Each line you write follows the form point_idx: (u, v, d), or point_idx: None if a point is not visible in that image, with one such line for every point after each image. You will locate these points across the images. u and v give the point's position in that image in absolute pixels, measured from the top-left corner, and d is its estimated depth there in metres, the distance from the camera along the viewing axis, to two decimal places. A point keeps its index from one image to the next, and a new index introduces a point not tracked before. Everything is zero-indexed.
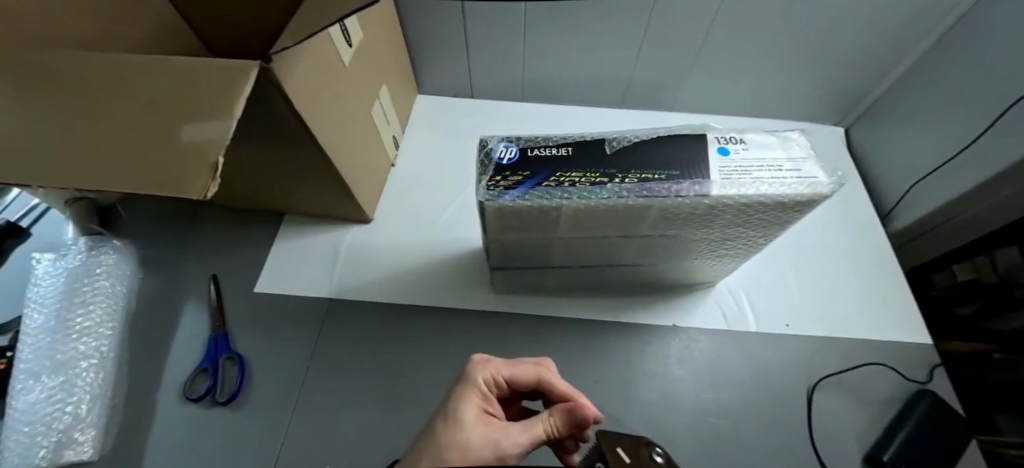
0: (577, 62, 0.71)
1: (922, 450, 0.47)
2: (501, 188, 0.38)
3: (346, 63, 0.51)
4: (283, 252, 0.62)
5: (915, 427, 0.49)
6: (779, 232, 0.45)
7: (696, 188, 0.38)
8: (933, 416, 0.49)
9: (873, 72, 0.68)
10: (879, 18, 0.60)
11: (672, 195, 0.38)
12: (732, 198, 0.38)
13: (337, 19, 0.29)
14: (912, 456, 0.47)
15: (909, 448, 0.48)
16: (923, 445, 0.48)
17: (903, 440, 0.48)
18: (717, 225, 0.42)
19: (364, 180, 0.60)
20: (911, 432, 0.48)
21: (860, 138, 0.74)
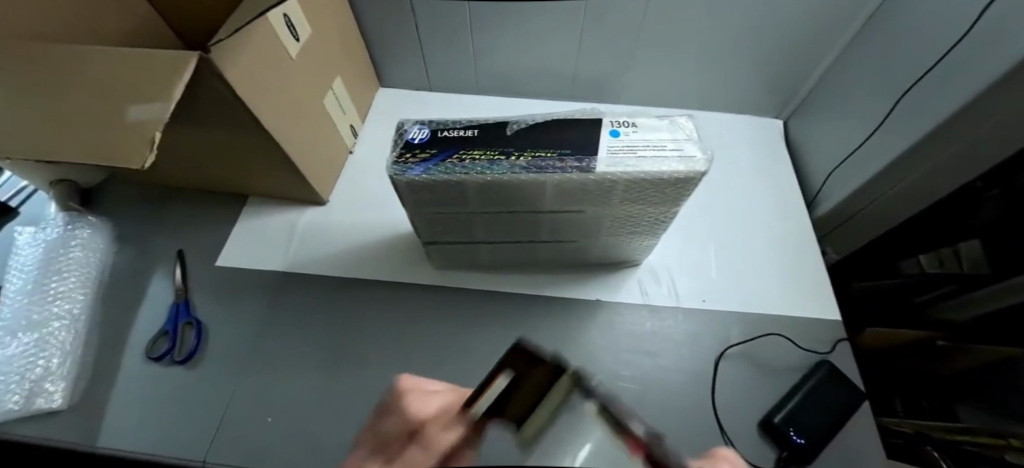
0: (524, 57, 0.75)
1: (811, 416, 0.51)
2: (408, 163, 0.42)
3: (294, 57, 0.56)
4: (244, 230, 0.67)
5: (808, 395, 0.52)
6: (673, 209, 0.49)
7: (582, 165, 0.42)
8: (826, 385, 0.53)
9: (802, 67, 0.72)
10: (799, 14, 0.64)
11: (560, 171, 0.42)
12: (617, 175, 0.43)
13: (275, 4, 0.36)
14: (803, 421, 0.50)
15: (801, 413, 0.51)
16: (813, 411, 0.51)
17: (795, 407, 0.51)
18: (612, 201, 0.47)
19: (316, 165, 0.65)
20: (804, 400, 0.52)
21: (795, 130, 0.78)
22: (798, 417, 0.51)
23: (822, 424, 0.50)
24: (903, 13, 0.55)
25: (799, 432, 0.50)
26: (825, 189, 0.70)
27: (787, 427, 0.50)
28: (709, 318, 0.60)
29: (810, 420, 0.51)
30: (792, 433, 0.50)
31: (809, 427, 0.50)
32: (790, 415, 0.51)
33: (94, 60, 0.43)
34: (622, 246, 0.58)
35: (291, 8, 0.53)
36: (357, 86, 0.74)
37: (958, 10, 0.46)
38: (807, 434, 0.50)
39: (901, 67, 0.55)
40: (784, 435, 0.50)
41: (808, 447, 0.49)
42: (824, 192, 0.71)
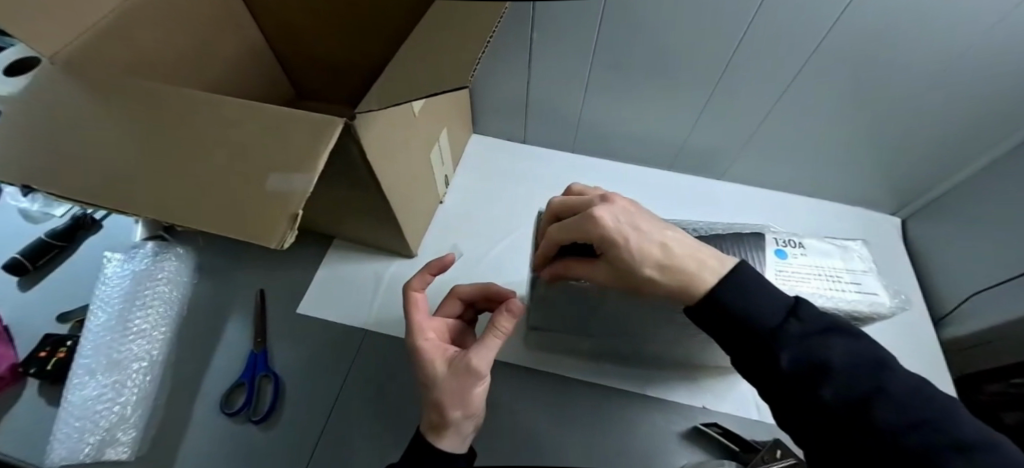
0: (632, 122, 0.71)
1: (862, 356, 0.29)
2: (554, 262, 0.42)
3: (416, 112, 0.54)
4: (328, 276, 0.64)
5: (815, 321, 0.31)
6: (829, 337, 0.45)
7: None
8: (830, 323, 0.31)
9: (937, 171, 0.66)
10: (956, 117, 0.58)
11: None
12: None
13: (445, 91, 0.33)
14: (851, 375, 0.29)
15: (757, 312, 0.31)
16: (857, 350, 0.29)
17: (832, 354, 0.29)
18: None
19: (412, 220, 0.62)
20: (857, 334, 0.30)
21: (919, 233, 0.72)
22: (842, 363, 0.29)
23: (883, 380, 0.28)
24: None
25: (883, 383, 0.28)
26: (961, 312, 0.63)
27: (819, 374, 0.29)
28: None
29: (894, 392, 0.28)
30: (843, 395, 0.29)
31: (871, 368, 0.29)
32: (806, 349, 0.30)
33: (237, 115, 0.40)
34: None
35: None
36: (458, 136, 0.72)
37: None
38: (871, 402, 0.28)
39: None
40: (848, 400, 0.28)
41: (846, 415, 0.28)
42: (956, 312, 0.64)
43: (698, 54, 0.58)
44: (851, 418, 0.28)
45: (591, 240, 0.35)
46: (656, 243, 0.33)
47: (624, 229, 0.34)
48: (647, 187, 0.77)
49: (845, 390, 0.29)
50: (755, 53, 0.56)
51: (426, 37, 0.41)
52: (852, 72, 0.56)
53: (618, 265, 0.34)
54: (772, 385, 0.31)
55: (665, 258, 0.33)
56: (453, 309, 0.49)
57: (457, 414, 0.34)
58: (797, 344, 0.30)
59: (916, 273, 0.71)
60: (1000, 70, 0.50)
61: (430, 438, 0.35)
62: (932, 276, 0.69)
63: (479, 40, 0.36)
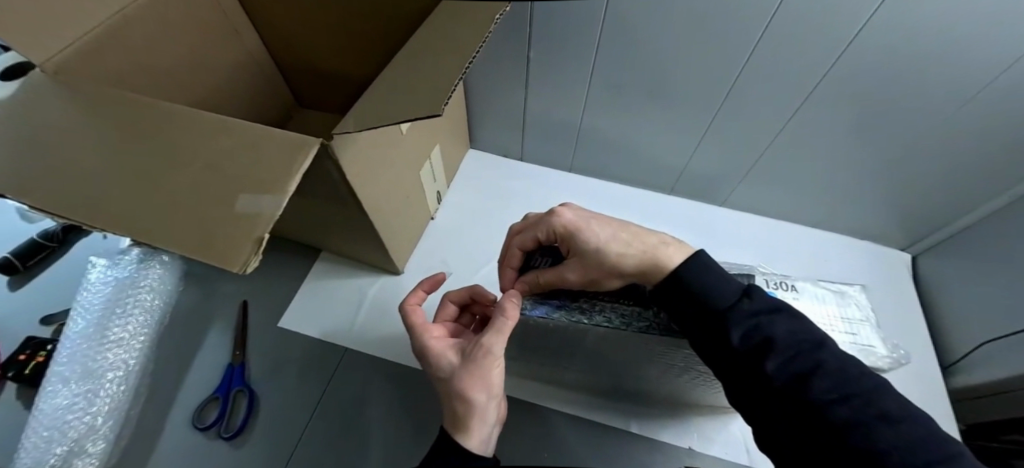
0: (631, 144, 0.69)
1: (807, 334, 0.29)
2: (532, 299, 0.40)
3: (404, 131, 0.53)
4: (312, 289, 0.63)
5: (764, 302, 0.31)
6: None
7: None
8: (778, 304, 0.31)
9: (949, 209, 0.63)
10: (973, 155, 0.55)
11: None
12: None
13: (420, 117, 0.31)
14: (793, 353, 0.29)
15: (711, 291, 0.31)
16: (803, 329, 0.30)
17: (779, 332, 0.29)
18: None
19: (399, 238, 0.60)
20: (799, 315, 0.31)
21: (930, 272, 0.68)
22: (787, 339, 0.29)
23: (824, 355, 0.29)
24: None
25: (823, 359, 0.29)
26: (970, 359, 0.60)
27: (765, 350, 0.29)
28: None
29: (833, 369, 0.28)
30: (785, 371, 0.29)
31: (814, 346, 0.29)
32: (755, 329, 0.30)
33: (217, 132, 0.39)
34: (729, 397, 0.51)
35: None
36: (452, 152, 0.70)
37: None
38: (809, 376, 0.28)
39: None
40: (788, 375, 0.29)
41: (786, 389, 0.29)
42: (967, 360, 0.60)
43: (703, 76, 0.56)
44: (788, 390, 0.29)
45: (558, 232, 0.38)
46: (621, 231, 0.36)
47: (587, 221, 0.37)
48: (644, 210, 0.74)
49: (787, 366, 0.29)
50: (764, 77, 0.53)
51: (408, 60, 0.40)
52: (861, 103, 0.53)
53: (588, 250, 0.36)
54: (721, 363, 0.31)
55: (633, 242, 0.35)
56: (446, 315, 0.46)
57: (480, 401, 0.30)
58: (745, 321, 0.30)
59: (924, 314, 0.68)
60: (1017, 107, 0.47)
61: (456, 436, 0.30)
62: (942, 318, 0.65)
63: (456, 67, 0.35)
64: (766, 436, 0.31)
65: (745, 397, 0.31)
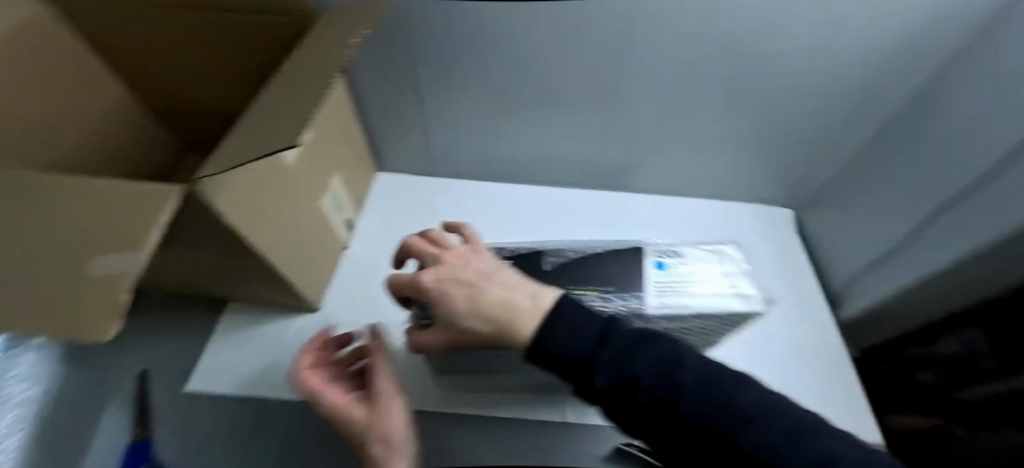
0: (535, 148, 0.72)
1: (661, 359, 0.29)
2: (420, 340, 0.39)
3: (292, 165, 0.51)
4: (221, 343, 0.59)
5: (623, 336, 0.30)
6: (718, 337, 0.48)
7: (632, 302, 0.39)
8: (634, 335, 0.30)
9: (814, 164, 0.71)
10: (821, 114, 0.63)
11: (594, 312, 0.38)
12: (677, 313, 0.39)
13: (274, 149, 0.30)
14: (652, 383, 0.28)
15: (569, 342, 0.29)
16: (660, 354, 0.29)
17: (635, 368, 0.28)
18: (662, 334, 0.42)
19: (309, 273, 0.58)
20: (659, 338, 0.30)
21: (811, 222, 0.77)
22: (644, 373, 0.28)
23: (677, 379, 0.28)
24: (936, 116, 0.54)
25: (680, 380, 0.28)
26: (850, 292, 0.68)
27: (626, 389, 0.28)
28: None
29: (692, 392, 0.27)
30: (648, 402, 0.28)
31: (667, 370, 0.28)
32: (614, 371, 0.28)
33: (67, 190, 0.36)
34: None
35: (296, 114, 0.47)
36: (356, 177, 0.69)
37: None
38: (671, 401, 0.27)
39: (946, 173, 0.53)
40: (653, 405, 0.28)
41: (661, 417, 0.28)
42: (851, 293, 0.68)
43: (580, 71, 0.59)
44: (664, 418, 0.28)
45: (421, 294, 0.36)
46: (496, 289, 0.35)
47: (443, 286, 0.35)
48: (560, 207, 0.77)
49: (651, 397, 0.28)
50: (632, 65, 0.58)
51: (268, 94, 0.39)
52: (723, 83, 0.59)
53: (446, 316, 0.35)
54: (604, 405, 0.29)
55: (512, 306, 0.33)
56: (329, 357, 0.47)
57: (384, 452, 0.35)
58: (608, 362, 0.28)
59: (813, 261, 0.76)
60: (846, 64, 0.55)
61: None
62: (825, 262, 0.74)
63: (316, 93, 0.34)
64: (670, 461, 0.30)
65: (636, 432, 0.30)
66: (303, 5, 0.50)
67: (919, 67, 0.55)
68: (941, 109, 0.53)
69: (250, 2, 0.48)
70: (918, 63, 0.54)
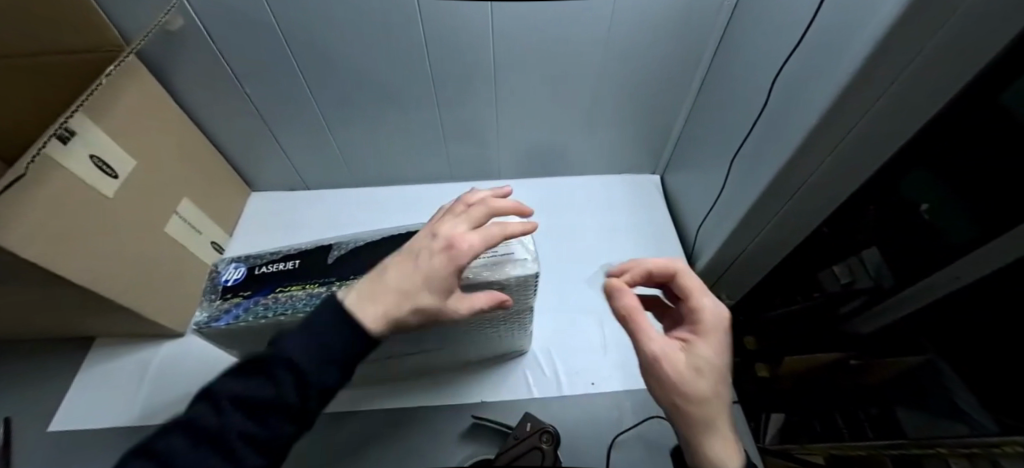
0: (394, 150, 0.74)
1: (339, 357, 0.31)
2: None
3: (113, 196, 0.53)
4: (87, 379, 0.60)
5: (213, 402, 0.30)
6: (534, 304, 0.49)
7: None
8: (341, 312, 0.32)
9: (660, 129, 0.75)
10: (643, 82, 0.66)
11: None
12: None
13: None
14: (237, 411, 0.30)
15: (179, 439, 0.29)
16: (342, 343, 0.31)
17: (247, 382, 0.30)
18: None
19: (165, 299, 0.60)
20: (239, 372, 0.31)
21: (672, 183, 0.81)
22: (253, 390, 0.30)
23: (282, 404, 0.30)
24: (734, 69, 0.58)
25: (269, 417, 0.30)
26: (704, 244, 0.72)
27: (214, 398, 0.30)
28: (601, 404, 0.57)
29: (261, 404, 0.30)
30: (190, 435, 0.29)
31: (298, 386, 0.30)
32: (222, 385, 0.30)
33: None
34: (493, 344, 0.55)
35: (97, 146, 0.50)
36: (216, 202, 0.71)
37: (777, 56, 0.49)
38: (227, 434, 0.29)
39: (740, 124, 0.58)
40: (202, 432, 0.29)
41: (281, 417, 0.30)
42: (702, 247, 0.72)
43: (405, 76, 0.62)
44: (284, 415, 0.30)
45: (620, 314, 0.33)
46: (710, 336, 0.33)
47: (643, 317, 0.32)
48: (429, 206, 0.79)
49: (220, 422, 0.29)
50: (451, 64, 0.61)
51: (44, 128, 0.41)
52: (540, 66, 0.62)
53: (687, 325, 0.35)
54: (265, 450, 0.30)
55: (719, 373, 0.32)
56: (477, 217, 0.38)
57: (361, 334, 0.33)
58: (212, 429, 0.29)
59: (678, 220, 0.80)
60: (642, 32, 0.58)
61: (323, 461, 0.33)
62: (686, 219, 0.77)
63: None
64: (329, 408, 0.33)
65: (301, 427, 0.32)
66: (113, 38, 0.51)
67: (705, 31, 0.59)
68: (738, 62, 0.57)
69: (43, 43, 0.50)
70: (703, 27, 0.59)
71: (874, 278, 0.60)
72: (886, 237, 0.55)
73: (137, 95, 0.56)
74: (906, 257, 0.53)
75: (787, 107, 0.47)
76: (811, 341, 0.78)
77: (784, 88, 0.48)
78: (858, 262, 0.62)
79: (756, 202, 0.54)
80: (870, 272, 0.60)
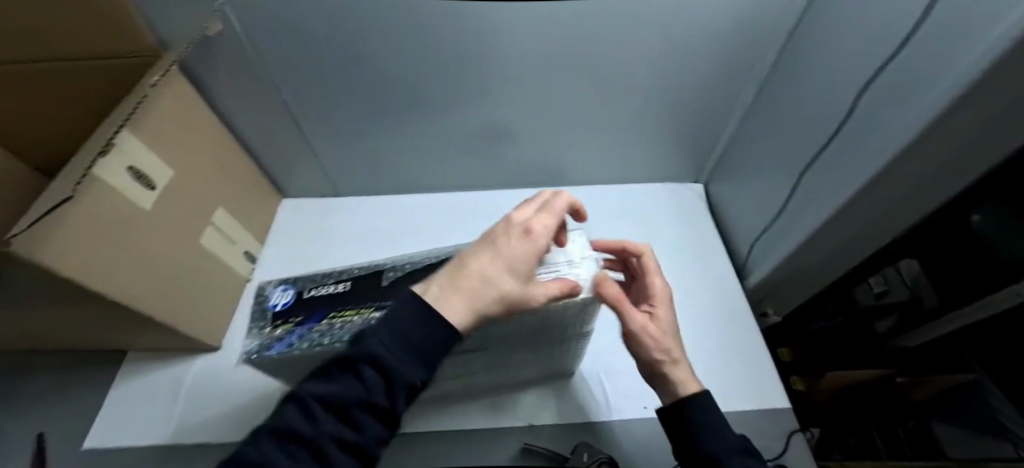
0: (430, 156, 0.71)
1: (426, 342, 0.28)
2: None
3: (152, 211, 0.51)
4: (120, 393, 0.58)
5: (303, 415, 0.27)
6: (591, 326, 0.46)
7: None
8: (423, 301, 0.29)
9: (708, 138, 0.72)
10: (697, 90, 0.63)
11: None
12: None
13: None
14: (327, 413, 0.27)
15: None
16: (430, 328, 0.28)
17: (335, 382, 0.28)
18: (517, 331, 0.41)
19: (201, 315, 0.58)
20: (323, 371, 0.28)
21: (717, 194, 0.78)
22: (342, 390, 0.28)
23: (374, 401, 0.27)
24: (799, 78, 0.55)
25: (360, 418, 0.28)
26: (756, 259, 0.69)
27: (300, 401, 0.28)
28: (654, 429, 0.54)
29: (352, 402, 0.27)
30: (283, 444, 0.27)
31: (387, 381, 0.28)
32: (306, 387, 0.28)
33: None
34: (541, 367, 0.53)
35: (136, 159, 0.48)
36: (250, 210, 0.69)
37: (858, 64, 0.45)
38: (320, 441, 0.27)
39: (804, 136, 0.55)
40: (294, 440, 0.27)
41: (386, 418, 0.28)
42: (753, 263, 0.70)
43: (447, 81, 0.59)
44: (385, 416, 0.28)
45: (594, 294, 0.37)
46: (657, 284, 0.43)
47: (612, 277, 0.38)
48: (465, 214, 0.76)
49: (312, 430, 0.27)
50: (497, 68, 0.58)
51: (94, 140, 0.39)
52: (590, 70, 0.59)
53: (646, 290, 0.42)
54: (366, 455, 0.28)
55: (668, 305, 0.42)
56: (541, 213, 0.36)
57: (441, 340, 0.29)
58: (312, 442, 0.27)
59: (723, 232, 0.77)
60: (701, 37, 0.55)
61: None
62: (733, 231, 0.74)
63: None
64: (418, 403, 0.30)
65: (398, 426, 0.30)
66: (149, 44, 0.49)
67: (769, 37, 0.56)
68: (805, 68, 0.54)
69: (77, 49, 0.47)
70: (768, 31, 0.55)
71: (912, 289, 0.61)
72: (927, 252, 0.56)
73: (176, 103, 0.53)
74: (957, 267, 0.54)
75: (869, 121, 0.44)
76: (839, 358, 0.74)
77: (868, 100, 0.44)
78: (891, 272, 0.63)
79: (825, 221, 0.51)
80: (908, 282, 0.61)
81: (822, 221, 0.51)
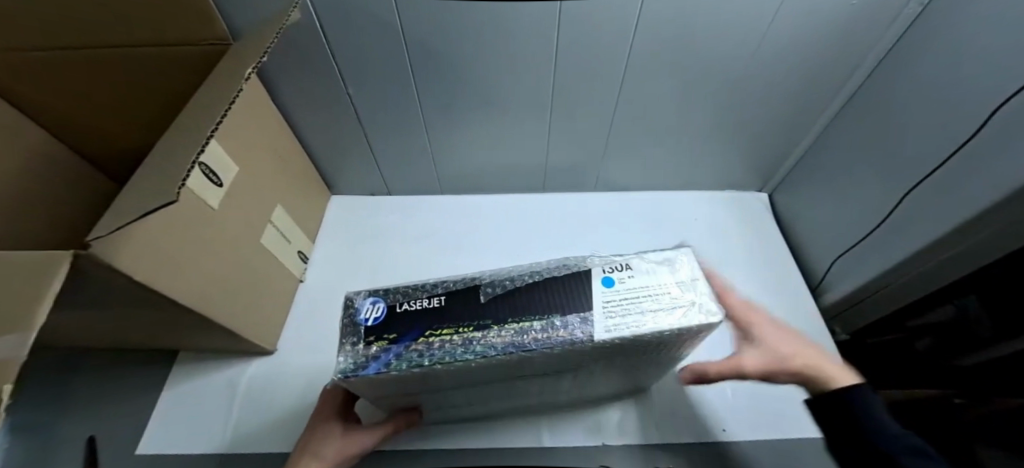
0: (494, 158, 0.69)
1: None
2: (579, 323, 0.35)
3: (218, 210, 0.48)
4: (173, 396, 0.56)
5: None
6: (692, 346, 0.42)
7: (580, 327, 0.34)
8: None
9: (783, 146, 0.69)
10: (783, 97, 0.60)
11: (531, 347, 0.34)
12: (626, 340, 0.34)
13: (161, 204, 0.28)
14: None
15: None
16: None
17: None
18: (625, 350, 0.38)
19: (259, 319, 0.55)
20: None
21: (785, 205, 0.75)
22: None
23: None
24: (904, 88, 0.52)
25: None
26: (833, 274, 0.66)
27: None
28: (736, 453, 0.52)
29: None
30: None
31: None
32: None
33: None
34: (622, 383, 0.51)
35: (206, 153, 0.45)
36: (304, 208, 0.66)
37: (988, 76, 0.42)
38: None
39: (907, 150, 0.52)
40: None
41: None
42: (828, 279, 0.67)
43: (525, 82, 0.56)
44: None
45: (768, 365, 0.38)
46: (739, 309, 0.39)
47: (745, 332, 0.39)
48: (522, 219, 0.74)
49: None
50: (580, 68, 0.54)
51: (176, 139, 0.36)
52: (677, 73, 0.56)
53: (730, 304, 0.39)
54: None
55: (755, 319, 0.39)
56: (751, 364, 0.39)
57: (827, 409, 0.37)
58: None
59: (791, 244, 0.74)
60: (801, 40, 0.52)
61: None
62: (803, 245, 0.72)
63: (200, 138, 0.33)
64: None
65: None
66: (219, 31, 0.45)
67: (873, 43, 0.53)
68: (914, 78, 0.51)
69: (148, 33, 0.44)
70: (873, 37, 0.52)
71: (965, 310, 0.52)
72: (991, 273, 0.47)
73: (243, 91, 0.50)
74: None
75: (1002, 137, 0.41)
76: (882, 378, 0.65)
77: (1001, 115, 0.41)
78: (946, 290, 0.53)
79: (932, 241, 0.48)
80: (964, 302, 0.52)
81: (928, 240, 0.48)
